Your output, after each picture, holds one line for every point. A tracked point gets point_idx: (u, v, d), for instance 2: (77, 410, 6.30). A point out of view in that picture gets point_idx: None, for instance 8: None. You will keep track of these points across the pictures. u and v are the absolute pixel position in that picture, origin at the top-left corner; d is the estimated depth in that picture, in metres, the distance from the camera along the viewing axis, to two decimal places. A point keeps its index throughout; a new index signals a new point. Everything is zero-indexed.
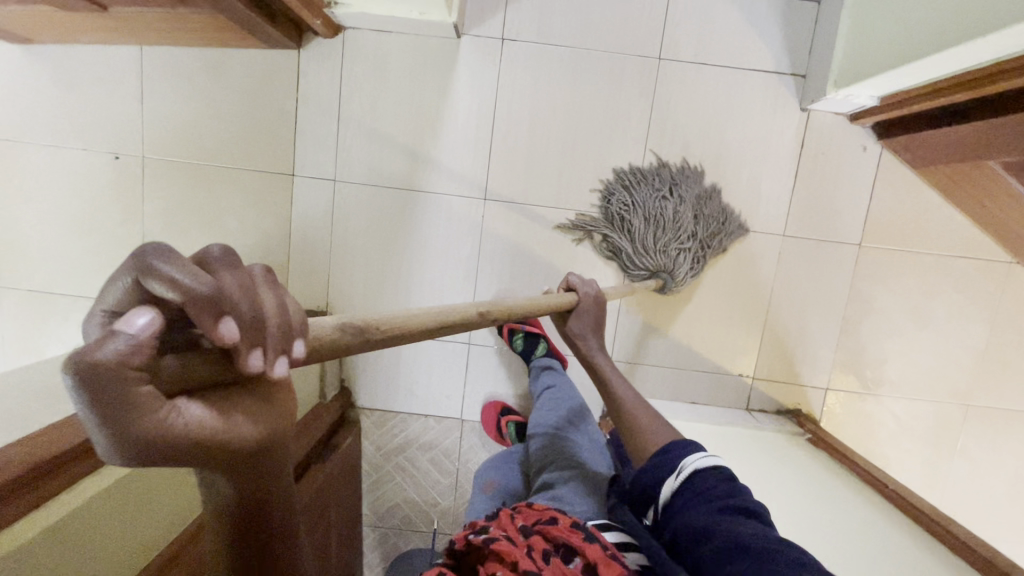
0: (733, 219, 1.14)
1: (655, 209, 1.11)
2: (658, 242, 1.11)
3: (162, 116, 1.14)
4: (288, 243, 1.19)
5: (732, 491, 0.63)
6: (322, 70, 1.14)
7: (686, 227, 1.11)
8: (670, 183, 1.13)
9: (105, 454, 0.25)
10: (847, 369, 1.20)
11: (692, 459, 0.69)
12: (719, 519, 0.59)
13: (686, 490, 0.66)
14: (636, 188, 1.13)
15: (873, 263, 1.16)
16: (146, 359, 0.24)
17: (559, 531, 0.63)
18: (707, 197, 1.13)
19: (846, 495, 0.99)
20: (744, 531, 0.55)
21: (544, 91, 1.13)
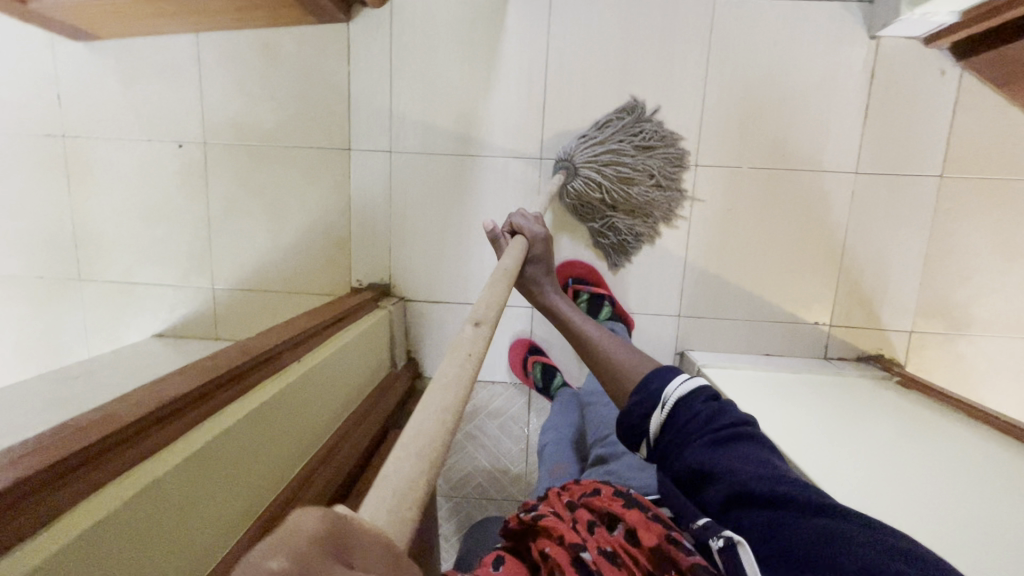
0: (643, 238, 1.16)
1: (627, 159, 1.09)
2: (607, 170, 1.09)
3: (219, 102, 1.17)
4: (349, 218, 1.21)
5: (717, 416, 0.59)
6: (372, 41, 1.14)
7: (620, 197, 1.11)
8: (666, 180, 1.12)
9: None
10: (932, 310, 1.14)
11: (672, 389, 0.63)
12: (714, 457, 0.55)
13: (678, 425, 0.61)
14: (647, 154, 1.11)
15: (956, 194, 1.10)
16: None
17: (601, 500, 0.56)
18: (652, 222, 1.15)
19: (946, 432, 0.95)
20: (744, 470, 0.52)
21: (597, 41, 1.11)
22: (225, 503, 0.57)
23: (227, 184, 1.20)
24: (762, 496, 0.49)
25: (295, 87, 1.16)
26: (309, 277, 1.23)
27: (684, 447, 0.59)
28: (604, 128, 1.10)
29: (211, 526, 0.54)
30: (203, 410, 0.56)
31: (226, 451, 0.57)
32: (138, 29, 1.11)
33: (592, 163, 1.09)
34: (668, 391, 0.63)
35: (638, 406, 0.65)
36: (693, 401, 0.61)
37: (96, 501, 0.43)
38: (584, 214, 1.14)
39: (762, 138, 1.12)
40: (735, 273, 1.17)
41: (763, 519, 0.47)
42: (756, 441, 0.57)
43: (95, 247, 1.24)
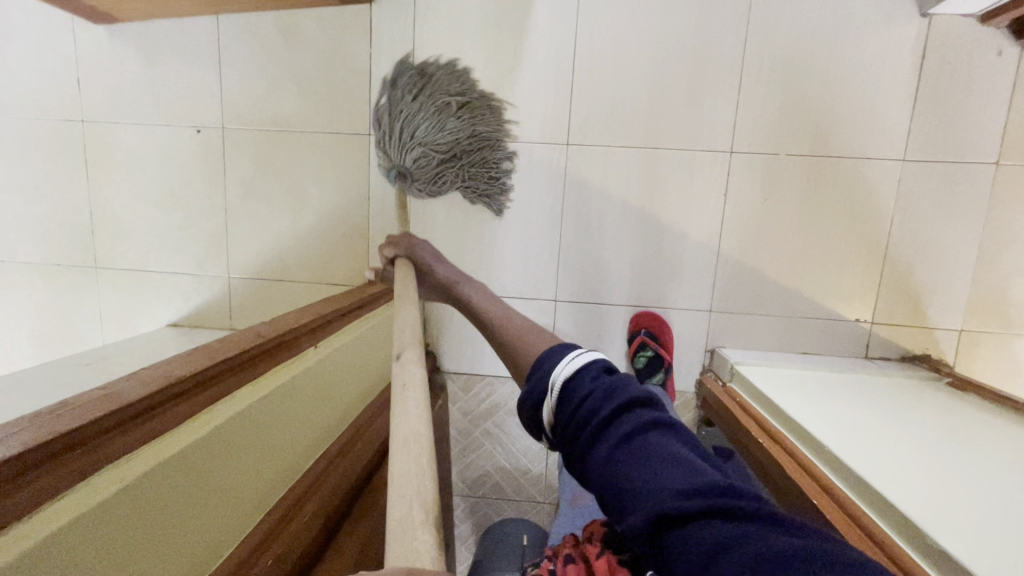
0: (506, 165, 1.08)
1: (423, 104, 0.93)
2: (421, 141, 0.94)
3: (238, 85, 1.15)
4: (367, 206, 1.18)
5: (611, 397, 0.49)
6: (395, 22, 1.10)
7: (455, 147, 0.97)
8: (473, 100, 0.98)
9: None
10: (985, 307, 1.07)
11: (559, 371, 0.54)
12: (617, 461, 0.44)
13: (573, 419, 0.50)
14: (438, 88, 0.94)
15: (1011, 183, 1.03)
16: None
17: (589, 547, 0.56)
18: (495, 142, 1.04)
19: (1007, 433, 0.87)
20: (655, 475, 0.41)
21: (629, 21, 1.06)
22: (237, 494, 0.53)
23: (244, 170, 1.18)
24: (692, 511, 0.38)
25: (315, 70, 1.13)
26: (326, 266, 1.20)
27: (580, 442, 0.49)
28: (385, 105, 0.95)
29: (222, 519, 0.50)
30: (216, 389, 0.51)
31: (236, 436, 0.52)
32: (158, 10, 1.09)
33: (405, 131, 0.94)
34: (556, 374, 0.54)
35: (531, 395, 0.55)
36: (582, 382, 0.52)
37: (94, 486, 0.38)
38: (441, 182, 1.01)
39: (802, 123, 1.06)
40: (770, 265, 1.11)
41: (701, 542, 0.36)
42: (663, 424, 0.47)
43: (112, 233, 1.22)
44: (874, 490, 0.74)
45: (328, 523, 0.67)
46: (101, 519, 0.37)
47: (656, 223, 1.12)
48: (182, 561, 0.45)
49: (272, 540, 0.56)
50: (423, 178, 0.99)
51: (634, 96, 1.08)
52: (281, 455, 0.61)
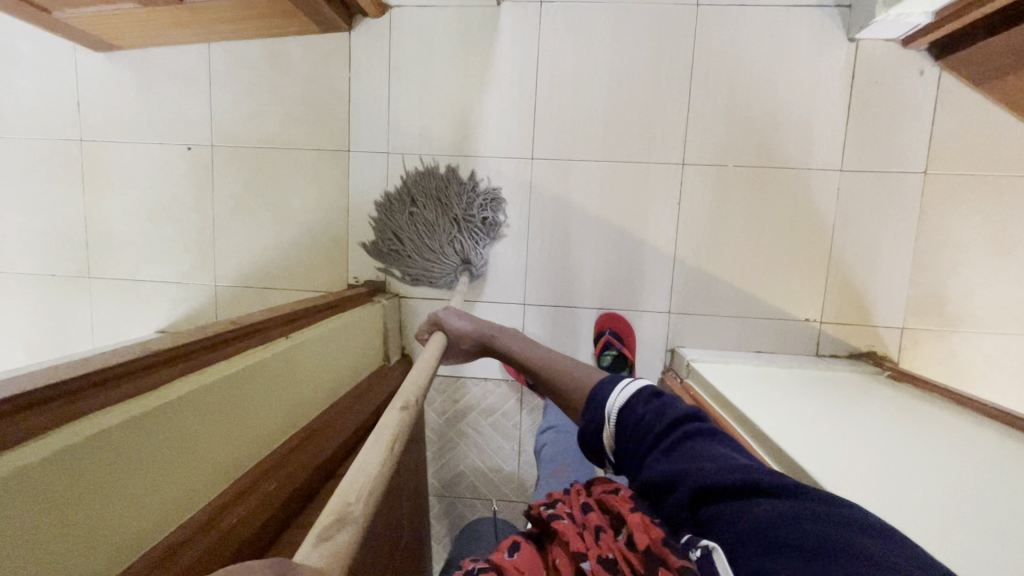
0: (489, 189, 1.19)
1: (399, 236, 1.19)
2: (435, 247, 1.16)
3: (226, 107, 1.24)
4: (347, 218, 1.25)
5: (662, 416, 0.59)
6: (372, 48, 1.20)
7: (441, 218, 1.15)
8: (414, 191, 1.18)
9: None
10: (924, 306, 1.14)
11: (614, 399, 0.65)
12: (668, 460, 0.54)
13: (631, 433, 0.61)
14: (394, 218, 1.19)
15: (940, 190, 1.11)
16: None
17: (616, 501, 0.58)
18: (437, 176, 1.18)
19: (937, 419, 0.93)
20: (701, 465, 0.51)
21: (587, 47, 1.15)
22: (216, 453, 0.61)
23: (231, 185, 1.26)
24: (727, 484, 0.47)
25: (298, 92, 1.22)
26: (308, 274, 1.27)
27: (639, 452, 0.59)
28: (399, 266, 1.21)
29: (201, 473, 0.58)
30: (188, 364, 0.59)
31: (198, 408, 0.58)
32: (153, 39, 1.19)
33: (416, 260, 1.18)
34: (614, 401, 0.65)
35: (592, 422, 0.66)
36: (636, 405, 0.63)
37: (62, 433, 0.44)
38: (465, 244, 1.16)
39: (747, 137, 1.15)
40: (724, 269, 1.18)
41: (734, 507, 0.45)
42: (706, 431, 0.56)
43: (105, 246, 1.29)
44: (806, 469, 0.79)
45: (296, 500, 0.71)
46: (91, 451, 0.45)
47: (618, 231, 1.19)
48: (143, 514, 0.50)
49: (248, 495, 0.63)
50: (467, 247, 1.16)
51: (592, 114, 1.17)
52: (242, 435, 0.66)
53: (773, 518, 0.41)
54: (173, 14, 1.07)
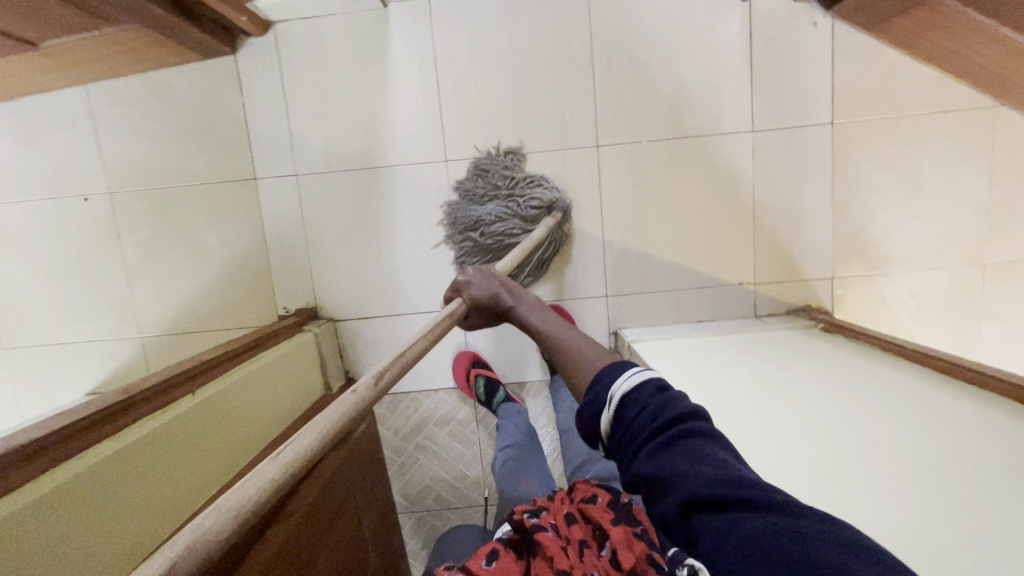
0: (491, 159, 1.15)
1: (495, 256, 1.16)
2: (527, 222, 1.13)
3: (116, 150, 1.17)
4: (266, 247, 1.21)
5: (665, 409, 0.52)
6: (261, 69, 1.15)
7: (497, 208, 1.13)
8: (464, 223, 1.15)
9: None
10: (848, 254, 1.17)
11: (618, 385, 0.57)
12: (660, 459, 0.49)
13: (623, 420, 0.55)
14: (478, 250, 1.16)
15: (849, 139, 1.13)
16: None
17: (596, 512, 0.61)
18: (451, 202, 1.16)
19: (866, 367, 0.95)
20: (692, 469, 0.46)
21: (484, 39, 1.12)
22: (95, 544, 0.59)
23: (137, 231, 1.19)
24: (719, 495, 0.43)
25: (192, 124, 1.17)
26: (235, 311, 1.22)
27: (631, 445, 0.53)
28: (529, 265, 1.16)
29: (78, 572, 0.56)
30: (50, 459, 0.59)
31: (119, 467, 0.64)
32: (21, 88, 1.11)
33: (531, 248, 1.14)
34: (615, 387, 0.57)
35: (589, 405, 0.59)
36: (639, 396, 0.55)
37: None
38: (532, 204, 1.12)
39: (656, 110, 1.14)
40: (654, 246, 1.18)
41: (725, 521, 0.41)
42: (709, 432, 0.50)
43: (10, 313, 1.20)
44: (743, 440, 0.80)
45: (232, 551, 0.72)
46: None
47: None
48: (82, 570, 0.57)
49: None
50: (539, 194, 1.12)
51: (499, 106, 1.14)
52: (178, 481, 0.73)
53: (770, 538, 0.38)
54: (34, 61, 1.00)
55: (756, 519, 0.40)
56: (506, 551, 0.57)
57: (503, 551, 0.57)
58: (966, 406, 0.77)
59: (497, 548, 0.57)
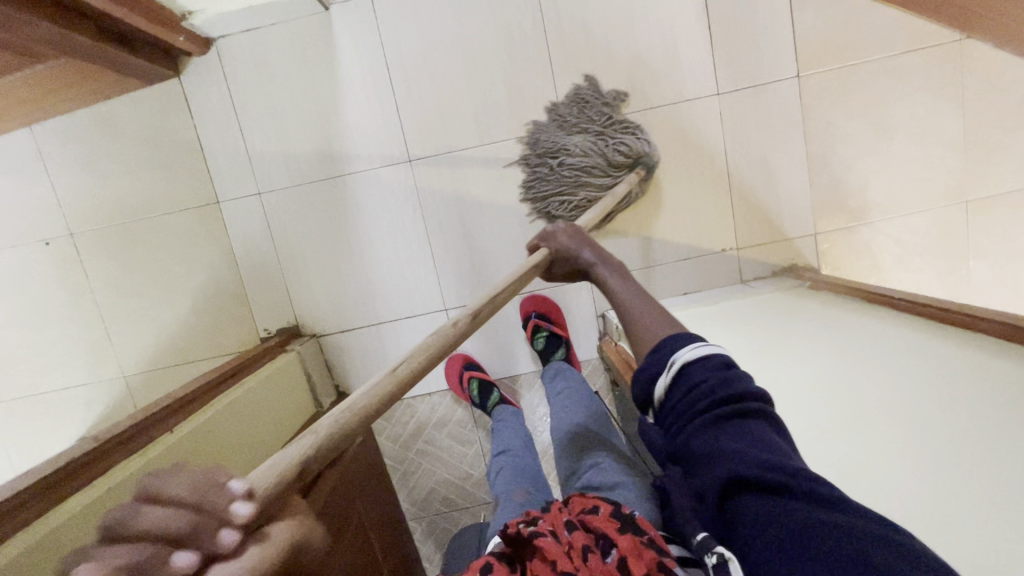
0: (594, 91, 1.10)
1: (565, 191, 1.10)
2: (608, 165, 1.07)
3: (71, 190, 1.14)
4: (239, 270, 1.19)
5: (727, 388, 0.51)
6: (209, 89, 1.12)
7: (585, 144, 1.07)
8: (547, 147, 1.09)
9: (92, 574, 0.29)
10: (828, 208, 1.15)
11: (683, 353, 0.55)
12: (712, 438, 0.48)
13: (680, 389, 0.54)
14: (548, 181, 1.10)
15: (817, 90, 1.10)
16: (179, 524, 0.33)
17: (599, 521, 0.56)
18: (541, 125, 1.11)
19: (857, 321, 0.94)
20: (742, 452, 0.46)
21: (433, 31, 1.09)
22: None
23: (105, 270, 1.16)
24: (765, 482, 0.43)
25: (146, 154, 1.13)
26: (216, 339, 1.20)
27: (685, 415, 0.52)
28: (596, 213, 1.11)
29: None
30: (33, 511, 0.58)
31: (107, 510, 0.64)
32: None
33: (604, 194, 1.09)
34: (680, 355, 0.55)
35: (646, 369, 0.58)
36: (702, 368, 0.53)
37: None
38: (620, 149, 1.06)
39: (618, 83, 1.11)
40: (633, 223, 1.16)
41: (768, 510, 0.41)
42: (764, 418, 0.50)
43: None
44: None
45: None
46: None
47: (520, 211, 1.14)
48: None
49: None
50: (628, 140, 1.06)
51: (458, 99, 1.11)
52: None
53: (809, 527, 0.38)
54: None
55: (801, 513, 0.40)
56: (502, 563, 0.56)
57: (497, 564, 0.56)
58: (960, 351, 0.75)
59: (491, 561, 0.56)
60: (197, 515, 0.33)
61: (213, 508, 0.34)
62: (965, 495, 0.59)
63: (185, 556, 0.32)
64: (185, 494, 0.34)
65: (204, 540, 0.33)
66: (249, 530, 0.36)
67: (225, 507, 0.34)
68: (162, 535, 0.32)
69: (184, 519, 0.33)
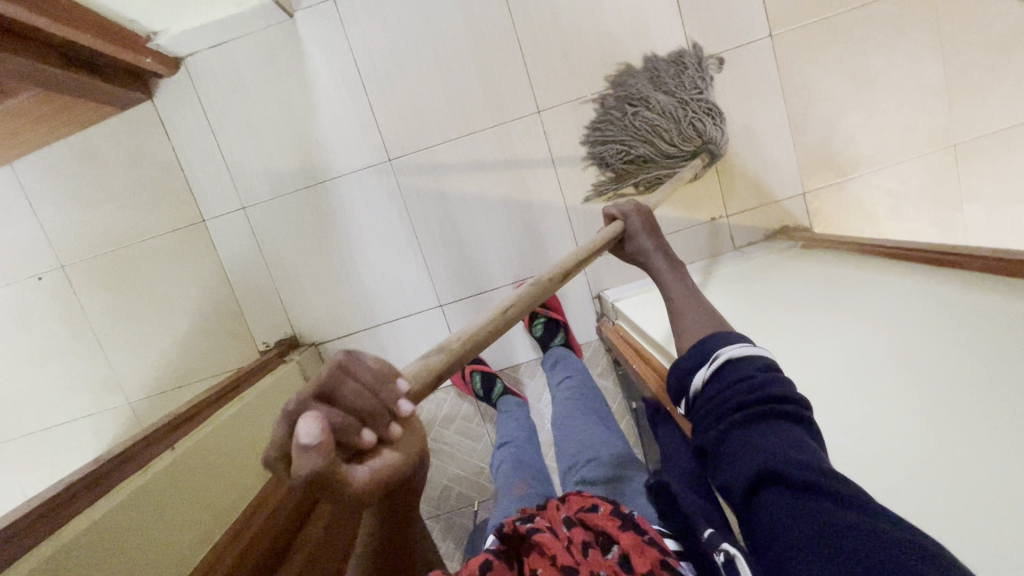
0: (697, 62, 1.07)
1: (629, 142, 1.06)
2: (676, 135, 1.03)
3: (56, 223, 1.14)
4: (230, 287, 1.19)
5: (766, 388, 0.49)
6: (183, 109, 1.12)
7: (668, 107, 1.03)
8: (630, 94, 1.07)
9: (306, 428, 0.30)
10: (815, 166, 1.14)
11: (730, 349, 0.55)
12: (741, 433, 0.47)
13: (718, 384, 0.54)
14: (609, 131, 1.08)
15: (791, 48, 1.09)
16: (366, 401, 0.34)
17: (601, 518, 0.51)
18: (632, 75, 1.08)
19: (853, 275, 0.92)
20: (774, 446, 0.43)
21: (399, 27, 1.08)
22: None
23: (98, 300, 1.17)
24: (787, 477, 0.40)
25: (127, 180, 1.14)
26: (215, 358, 1.20)
27: (718, 412, 0.51)
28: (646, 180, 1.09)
29: None
30: (34, 536, 0.58)
31: (110, 530, 0.63)
32: None
33: (661, 162, 1.05)
34: (726, 351, 0.55)
35: (690, 364, 0.59)
36: (745, 368, 0.52)
37: None
38: (696, 126, 1.02)
39: (590, 61, 1.10)
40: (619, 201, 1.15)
41: (791, 506, 0.39)
42: (806, 423, 0.47)
43: None
44: None
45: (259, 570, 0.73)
46: None
47: (505, 201, 1.14)
48: None
49: None
50: (705, 123, 1.02)
51: (432, 93, 1.10)
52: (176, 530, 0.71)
53: (830, 533, 0.35)
54: None
55: (826, 515, 0.37)
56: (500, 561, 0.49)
57: (496, 562, 0.49)
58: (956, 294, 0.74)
59: (490, 557, 0.49)
60: (379, 399, 0.34)
61: (390, 396, 0.35)
62: (971, 436, 0.57)
63: (369, 434, 0.33)
64: (366, 376, 0.35)
65: (381, 426, 0.34)
66: (407, 424, 0.36)
67: (397, 398, 0.35)
68: (354, 410, 0.33)
69: (370, 400, 0.34)
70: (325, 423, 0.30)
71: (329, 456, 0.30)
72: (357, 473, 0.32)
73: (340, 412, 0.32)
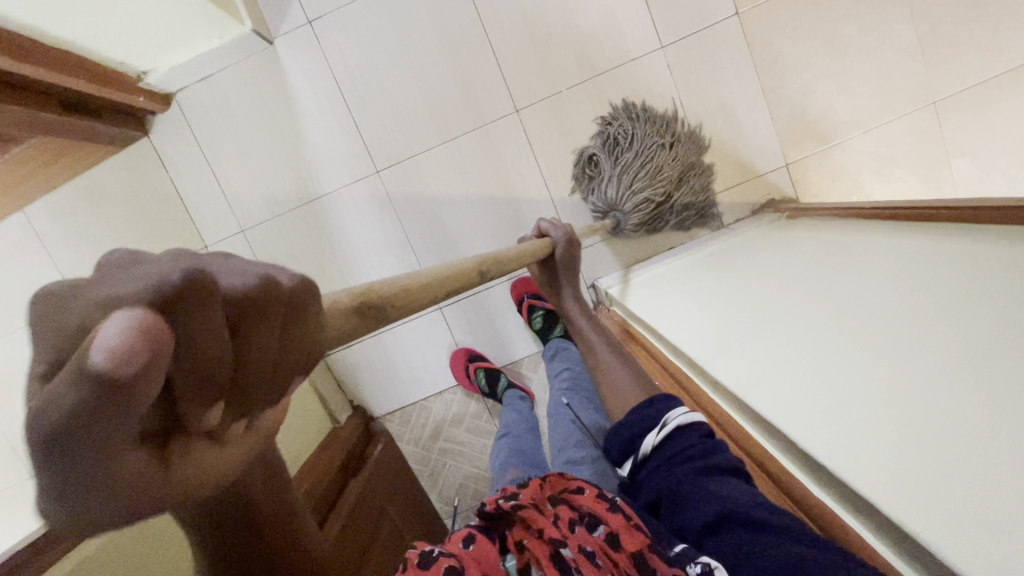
0: (704, 208, 1.15)
1: (638, 140, 1.07)
2: (635, 181, 1.06)
3: None
4: None
5: (715, 453, 0.53)
6: (178, 141, 1.17)
7: (666, 178, 1.07)
8: (675, 135, 1.09)
9: (143, 332, 0.17)
10: (795, 136, 1.14)
11: (676, 413, 0.59)
12: (697, 482, 0.50)
13: (670, 446, 0.56)
14: (637, 124, 1.08)
15: (759, 22, 1.10)
16: (252, 365, 0.21)
17: (587, 498, 0.51)
18: (693, 144, 1.11)
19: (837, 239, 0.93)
20: (729, 493, 0.47)
21: (374, 42, 1.12)
22: None
23: None
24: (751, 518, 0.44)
25: None
26: None
27: (673, 466, 0.54)
28: (595, 164, 1.11)
29: None
30: None
31: None
32: None
33: (609, 180, 1.09)
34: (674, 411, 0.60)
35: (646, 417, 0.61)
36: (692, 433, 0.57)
37: None
38: (639, 206, 1.08)
39: (563, 55, 1.12)
40: None
41: (749, 544, 0.42)
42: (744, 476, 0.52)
43: None
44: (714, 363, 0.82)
45: None
46: None
47: (489, 199, 1.17)
48: None
49: None
50: (641, 216, 1.09)
51: (412, 103, 1.14)
52: None
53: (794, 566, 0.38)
54: None
55: (781, 548, 0.40)
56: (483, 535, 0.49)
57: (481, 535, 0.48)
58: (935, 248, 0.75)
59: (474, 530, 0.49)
60: (262, 375, 0.22)
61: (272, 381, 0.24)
62: None
63: (214, 416, 0.21)
64: (274, 341, 0.23)
65: (233, 406, 0.22)
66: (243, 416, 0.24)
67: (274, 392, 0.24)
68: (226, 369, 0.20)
69: (261, 369, 0.22)
70: (169, 347, 0.18)
71: (127, 405, 0.17)
72: (137, 458, 0.19)
73: (225, 346, 0.20)
